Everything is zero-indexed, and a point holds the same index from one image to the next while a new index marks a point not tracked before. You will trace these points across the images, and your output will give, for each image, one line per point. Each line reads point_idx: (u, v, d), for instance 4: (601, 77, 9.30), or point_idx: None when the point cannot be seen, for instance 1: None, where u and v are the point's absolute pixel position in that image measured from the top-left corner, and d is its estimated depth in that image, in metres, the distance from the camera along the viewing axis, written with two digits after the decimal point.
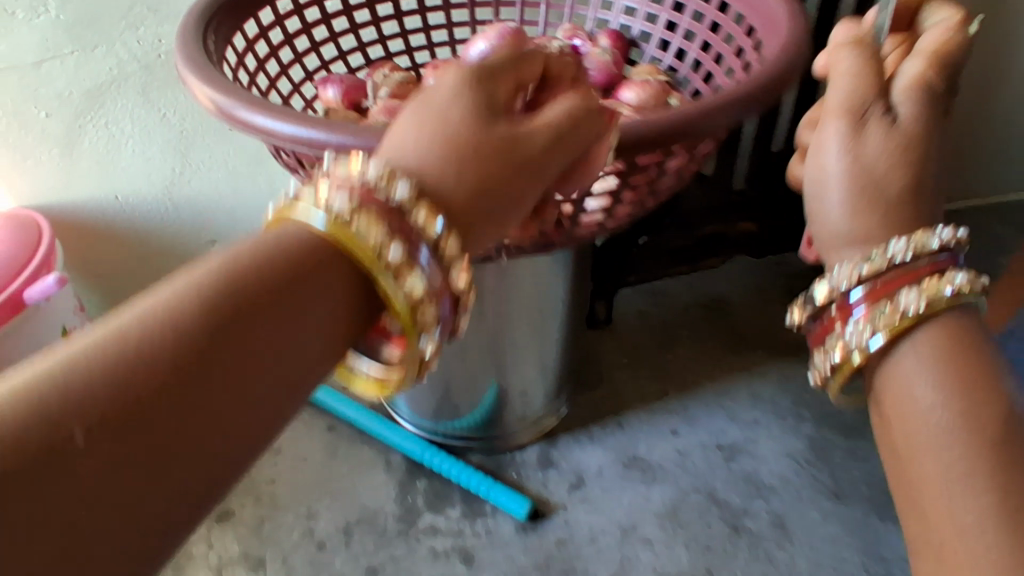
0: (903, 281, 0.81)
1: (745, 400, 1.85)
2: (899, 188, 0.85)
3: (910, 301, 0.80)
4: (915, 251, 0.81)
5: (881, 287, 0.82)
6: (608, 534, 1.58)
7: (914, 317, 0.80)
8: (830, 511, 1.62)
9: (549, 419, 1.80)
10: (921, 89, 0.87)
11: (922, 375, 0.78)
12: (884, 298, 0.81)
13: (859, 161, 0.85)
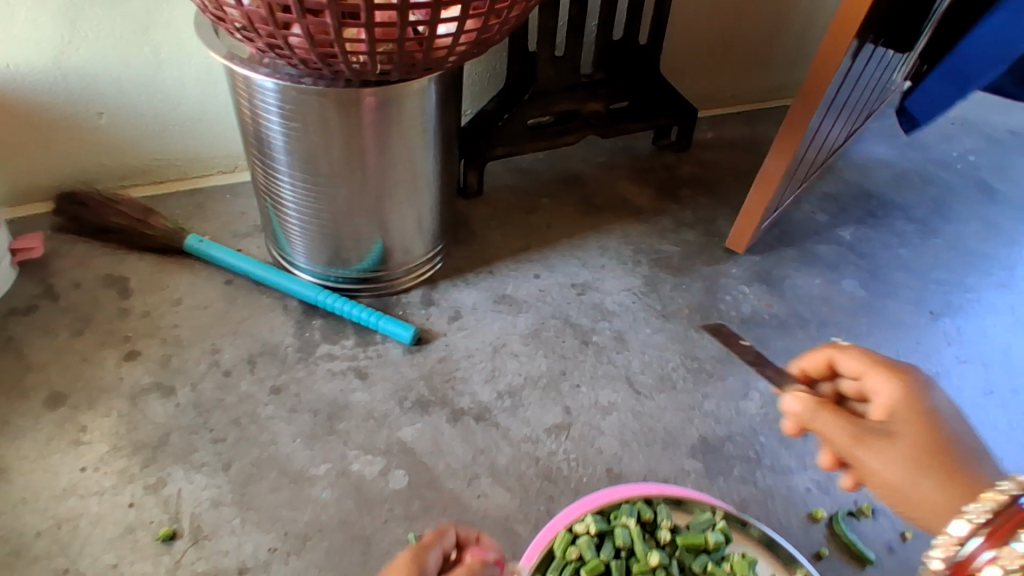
0: (1009, 529, 0.94)
1: (594, 251, 2.21)
2: (915, 432, 1.04)
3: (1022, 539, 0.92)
4: (992, 511, 0.96)
5: (994, 526, 0.95)
6: (481, 351, 1.89)
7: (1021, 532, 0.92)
8: (658, 326, 2.02)
9: (427, 268, 2.09)
10: (887, 388, 1.09)
11: None
12: (1006, 540, 0.93)
13: (890, 449, 1.03)
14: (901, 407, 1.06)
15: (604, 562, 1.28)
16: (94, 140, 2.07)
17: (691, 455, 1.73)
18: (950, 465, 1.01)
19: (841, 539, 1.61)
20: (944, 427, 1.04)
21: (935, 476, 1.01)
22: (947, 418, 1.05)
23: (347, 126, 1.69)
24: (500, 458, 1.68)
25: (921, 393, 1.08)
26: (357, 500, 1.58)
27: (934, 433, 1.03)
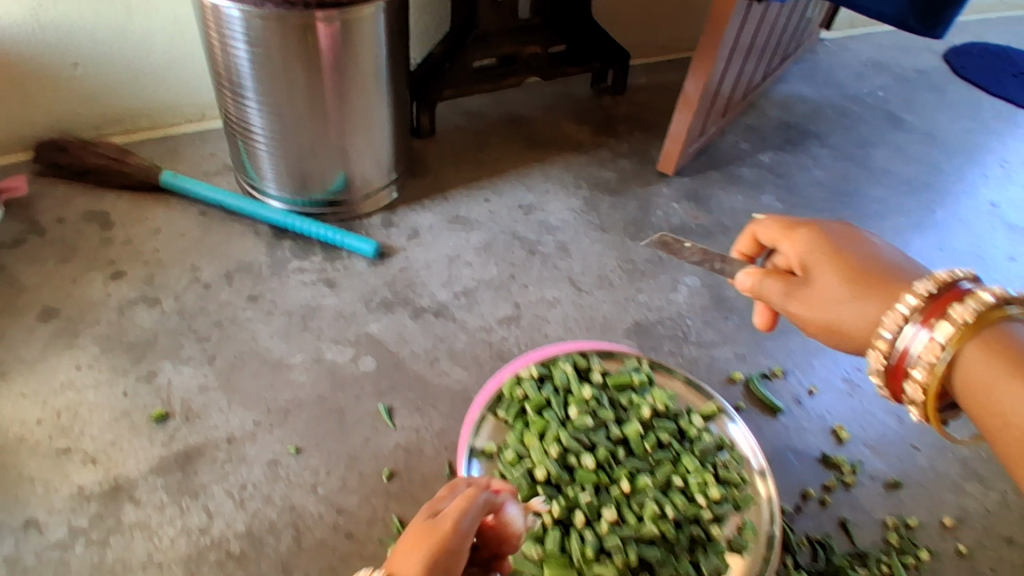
0: (944, 308, 1.07)
1: (539, 179, 2.47)
2: (839, 266, 1.19)
3: (959, 308, 1.06)
4: (926, 299, 1.09)
5: (925, 308, 1.09)
6: (438, 262, 2.13)
7: (957, 306, 1.06)
8: (597, 238, 2.27)
9: (384, 196, 2.31)
10: (800, 241, 1.24)
11: (988, 366, 1.02)
12: (946, 317, 1.07)
13: (823, 288, 1.19)
14: (819, 252, 1.21)
15: (545, 397, 1.49)
16: (76, 90, 2.24)
17: (626, 336, 1.98)
18: (880, 280, 1.16)
19: (755, 394, 1.87)
20: (855, 257, 1.19)
21: (868, 293, 1.16)
22: (858, 250, 1.20)
23: (306, 52, 1.91)
24: (458, 344, 1.90)
25: (832, 237, 1.23)
26: (331, 381, 1.79)
27: (854, 262, 1.19)
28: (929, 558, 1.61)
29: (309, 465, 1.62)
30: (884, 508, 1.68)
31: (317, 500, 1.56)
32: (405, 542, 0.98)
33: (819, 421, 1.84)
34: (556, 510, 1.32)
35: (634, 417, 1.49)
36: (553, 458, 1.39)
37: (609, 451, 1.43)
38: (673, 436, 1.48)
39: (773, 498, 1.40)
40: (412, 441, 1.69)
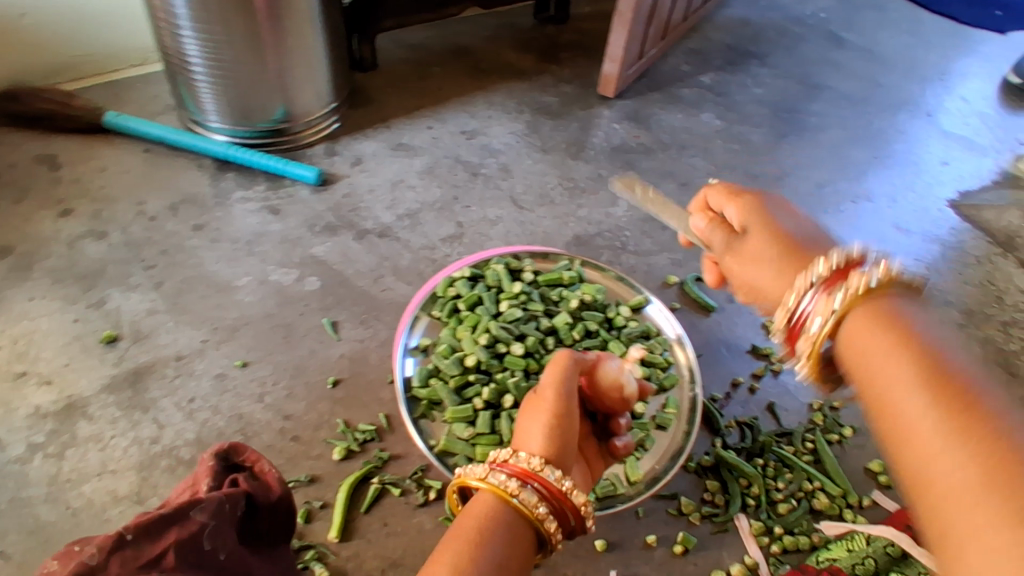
0: (845, 277, 0.98)
1: (482, 106, 2.51)
2: (771, 233, 1.12)
3: (863, 274, 0.97)
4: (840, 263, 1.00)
5: (828, 278, 1.00)
6: (382, 187, 2.17)
7: (863, 271, 0.97)
8: (539, 159, 2.32)
9: (325, 125, 2.33)
10: (735, 210, 1.18)
11: (888, 364, 0.86)
12: (842, 285, 0.97)
13: (752, 257, 1.12)
14: (758, 221, 1.14)
15: (478, 295, 1.55)
16: (21, 40, 2.20)
17: (566, 248, 2.05)
18: (802, 254, 1.08)
19: (689, 295, 1.95)
20: (789, 230, 1.12)
21: (784, 270, 1.08)
22: (801, 227, 1.13)
23: None
24: (402, 261, 1.94)
25: (770, 207, 1.16)
26: (276, 300, 1.84)
27: (784, 234, 1.11)
28: (852, 435, 1.68)
29: (257, 375, 1.69)
30: (809, 392, 1.76)
31: (264, 408, 1.63)
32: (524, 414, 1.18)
33: (749, 317, 1.92)
34: (486, 394, 1.39)
35: (564, 310, 1.56)
36: (483, 347, 1.46)
37: (538, 340, 1.50)
38: (601, 325, 1.56)
39: (691, 370, 1.49)
40: (356, 351, 1.74)
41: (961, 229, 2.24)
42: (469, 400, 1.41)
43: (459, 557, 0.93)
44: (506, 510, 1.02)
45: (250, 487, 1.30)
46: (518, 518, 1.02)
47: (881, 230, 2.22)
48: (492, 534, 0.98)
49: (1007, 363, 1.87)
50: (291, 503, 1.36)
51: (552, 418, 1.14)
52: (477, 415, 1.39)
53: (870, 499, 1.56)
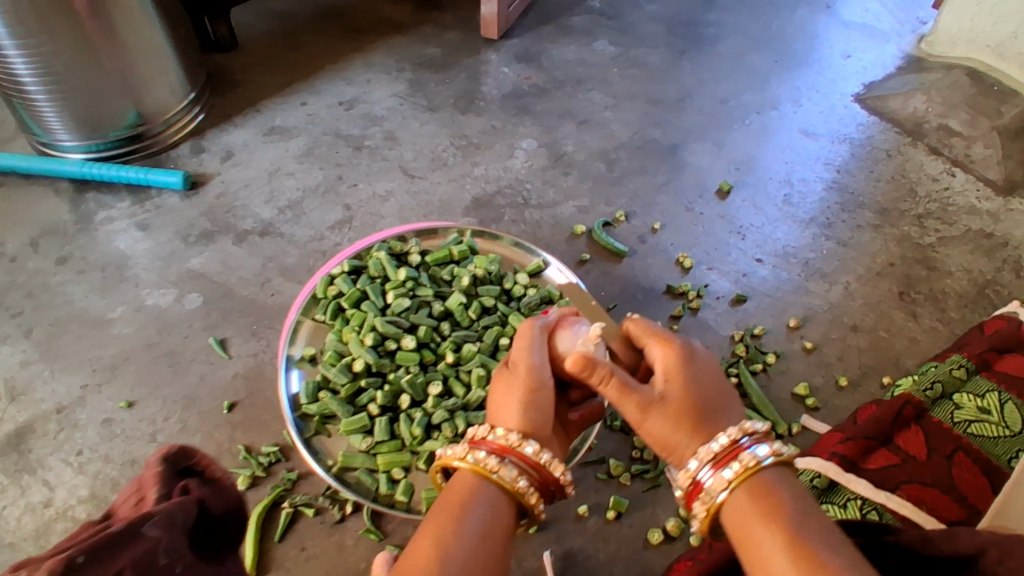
0: (733, 454, 0.88)
1: (359, 69, 2.31)
2: (680, 392, 0.92)
3: (753, 451, 0.88)
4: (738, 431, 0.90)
5: (721, 453, 0.89)
6: (258, 179, 2.00)
7: (749, 448, 0.88)
8: (427, 120, 2.17)
9: (186, 120, 2.11)
10: (660, 354, 0.95)
11: (766, 537, 0.81)
12: (730, 462, 0.87)
13: (663, 415, 0.91)
14: (669, 377, 0.93)
15: (360, 290, 1.42)
16: None
17: (466, 214, 1.92)
18: (706, 410, 0.92)
19: (599, 243, 1.85)
20: (703, 381, 0.93)
21: (684, 431, 0.91)
22: (705, 358, 0.96)
23: None
24: (289, 259, 1.80)
25: (688, 360, 0.94)
26: (156, 325, 1.69)
27: (695, 384, 0.93)
28: (776, 360, 1.63)
29: (145, 414, 1.55)
30: (731, 324, 1.70)
31: (158, 449, 1.51)
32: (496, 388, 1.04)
33: (663, 255, 1.84)
34: (380, 398, 1.28)
35: (456, 289, 1.44)
36: (371, 347, 1.34)
37: (432, 329, 1.38)
38: (499, 299, 1.45)
39: None
40: (251, 367, 1.62)
41: (869, 123, 2.17)
42: (363, 407, 1.30)
43: (441, 532, 0.87)
44: (487, 485, 0.94)
45: (203, 494, 0.97)
46: (500, 494, 0.95)
47: (789, 137, 2.14)
48: (473, 506, 0.91)
49: (924, 259, 1.83)
50: (245, 509, 1.06)
51: (525, 395, 1.01)
52: (374, 423, 1.28)
53: (800, 424, 1.52)
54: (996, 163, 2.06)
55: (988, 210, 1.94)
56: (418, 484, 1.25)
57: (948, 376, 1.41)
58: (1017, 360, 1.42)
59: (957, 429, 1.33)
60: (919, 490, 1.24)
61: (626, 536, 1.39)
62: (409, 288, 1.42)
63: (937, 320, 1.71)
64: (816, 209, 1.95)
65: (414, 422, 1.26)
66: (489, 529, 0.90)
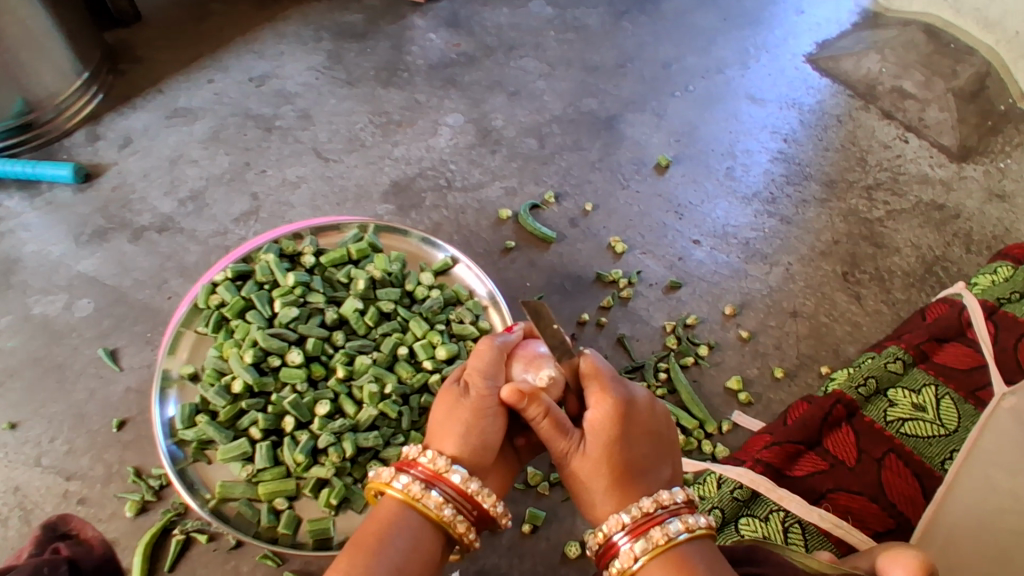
0: (650, 525, 0.81)
1: (272, 41, 2.13)
2: (602, 449, 0.84)
3: (671, 525, 0.81)
4: (658, 500, 0.83)
5: (639, 521, 0.82)
6: (159, 167, 1.83)
7: (670, 520, 0.82)
8: (344, 96, 2.00)
9: (83, 103, 1.92)
10: (593, 404, 0.86)
11: None
12: (644, 535, 0.81)
13: (584, 469, 0.85)
14: (596, 431, 0.85)
15: (244, 299, 1.30)
16: None
17: (383, 200, 1.78)
18: (628, 476, 0.85)
19: (526, 229, 1.72)
20: (630, 443, 0.85)
21: (601, 492, 0.85)
22: (639, 414, 0.87)
23: None
24: (189, 258, 1.67)
25: (623, 416, 0.85)
26: (43, 336, 1.55)
27: (623, 445, 0.85)
28: (709, 352, 1.53)
29: (30, 437, 1.43)
30: (663, 313, 1.59)
31: (43, 474, 1.38)
32: (438, 406, 0.91)
33: (595, 240, 1.72)
34: (262, 422, 1.19)
35: (352, 294, 1.33)
36: (252, 365, 1.23)
37: (322, 340, 1.28)
38: (400, 302, 1.35)
39: None
40: (145, 379, 1.50)
41: (821, 88, 2.04)
42: (244, 431, 1.20)
43: (355, 565, 0.76)
44: (412, 513, 0.83)
45: (72, 552, 1.28)
46: (425, 526, 0.83)
47: (735, 104, 2.00)
48: (394, 535, 0.81)
49: (871, 235, 1.73)
50: None
51: (469, 422, 0.88)
52: (255, 449, 1.19)
53: (730, 422, 1.43)
54: (951, 126, 1.94)
55: (940, 179, 1.83)
56: (304, 513, 1.18)
57: (883, 370, 1.31)
58: (955, 350, 1.34)
59: (889, 430, 1.24)
60: (848, 500, 1.18)
61: (542, 550, 1.31)
62: (298, 296, 1.30)
63: (881, 302, 1.61)
64: (760, 183, 1.83)
65: (297, 448, 1.18)
66: (409, 564, 0.79)
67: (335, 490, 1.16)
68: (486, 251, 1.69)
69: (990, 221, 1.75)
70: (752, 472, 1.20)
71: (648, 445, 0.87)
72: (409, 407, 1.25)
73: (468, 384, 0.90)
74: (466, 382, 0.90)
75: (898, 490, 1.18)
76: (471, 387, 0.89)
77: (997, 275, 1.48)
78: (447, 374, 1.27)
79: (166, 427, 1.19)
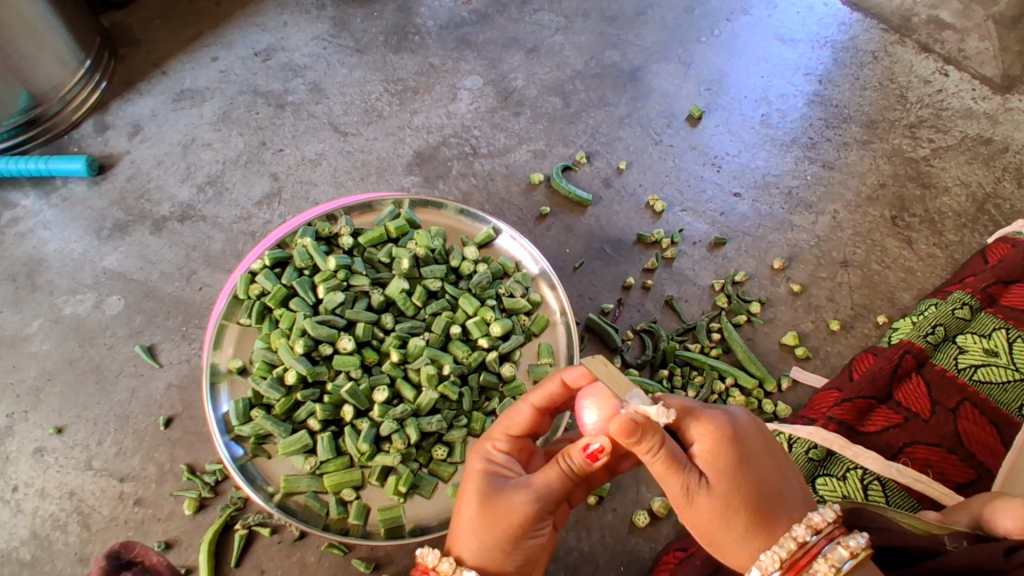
0: (808, 560, 0.80)
1: (272, 12, 2.04)
2: (726, 483, 0.81)
3: (828, 556, 0.80)
4: (813, 525, 0.81)
5: (797, 554, 0.80)
6: (172, 154, 1.76)
7: (824, 551, 0.80)
8: (355, 65, 1.93)
9: (89, 91, 1.84)
10: (702, 435, 0.82)
11: None
12: (806, 571, 0.80)
13: (710, 505, 0.81)
14: (717, 462, 0.81)
15: (286, 286, 1.26)
16: None
17: (408, 171, 1.73)
18: (765, 504, 0.81)
19: (559, 192, 1.68)
20: (756, 466, 0.82)
21: (741, 528, 0.81)
22: (750, 432, 0.84)
23: None
24: (215, 245, 1.62)
25: (734, 443, 0.82)
26: (76, 338, 1.50)
27: (749, 470, 0.81)
28: (761, 309, 1.54)
29: (77, 441, 1.39)
30: (710, 271, 1.59)
31: (95, 477, 1.35)
32: (467, 511, 0.86)
33: (632, 199, 1.69)
34: (321, 413, 1.16)
35: (396, 274, 1.29)
36: (304, 355, 1.20)
37: (372, 324, 1.25)
38: (446, 280, 1.31)
39: (563, 312, 1.27)
40: (185, 374, 1.46)
41: (851, 22, 1.99)
42: (302, 422, 1.18)
43: None
44: None
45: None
46: None
47: (764, 47, 1.95)
48: None
49: (918, 176, 1.74)
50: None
51: (511, 541, 0.85)
52: (317, 441, 1.17)
53: (790, 379, 1.45)
54: (992, 56, 1.95)
55: (985, 112, 1.85)
56: (372, 503, 1.15)
57: (950, 317, 1.36)
58: (1023, 291, 1.37)
59: (962, 378, 1.27)
60: (927, 453, 1.20)
61: (609, 522, 1.32)
62: (342, 280, 1.26)
63: (933, 245, 1.64)
64: (798, 128, 1.82)
65: (360, 437, 1.15)
66: None
67: (403, 478, 1.13)
68: (520, 219, 1.65)
69: None
70: (824, 430, 1.24)
71: (781, 471, 0.85)
72: (469, 387, 1.22)
73: (507, 502, 0.85)
74: (503, 495, 0.86)
75: (975, 440, 1.21)
76: (511, 505, 0.85)
77: None
78: (503, 350, 1.25)
79: (223, 423, 1.15)
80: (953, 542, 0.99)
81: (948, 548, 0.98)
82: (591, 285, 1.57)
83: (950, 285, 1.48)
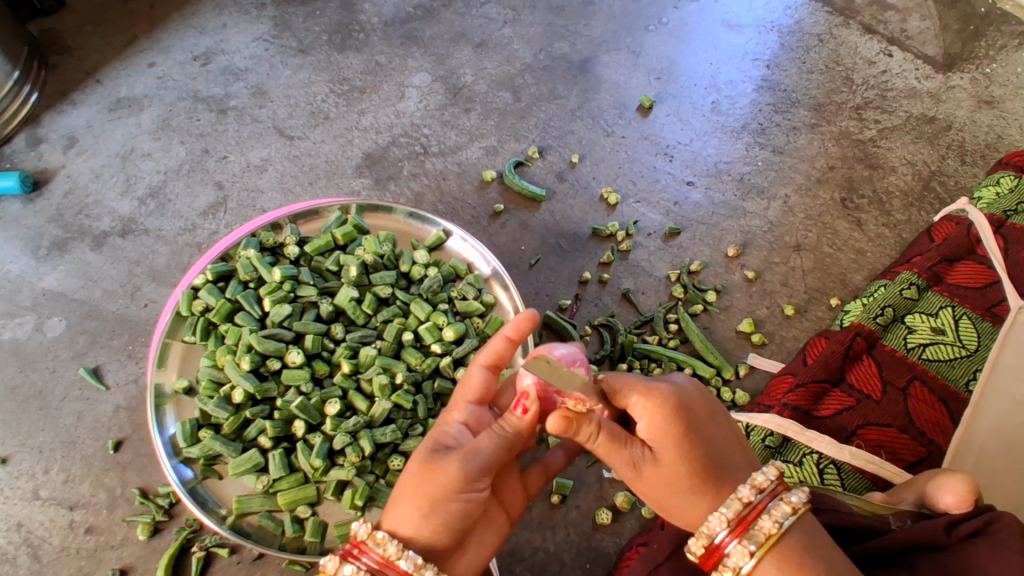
0: (755, 516, 0.91)
1: (211, 14, 2.18)
2: (670, 456, 0.93)
3: (772, 513, 0.91)
4: (757, 486, 0.93)
5: (744, 511, 0.92)
6: (109, 166, 1.88)
7: (770, 508, 0.92)
8: (298, 66, 2.09)
9: (19, 104, 1.94)
10: (646, 413, 0.93)
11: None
12: (752, 526, 0.91)
13: (658, 477, 0.94)
14: (663, 441, 0.93)
15: (231, 300, 1.44)
16: None
17: (358, 173, 1.88)
18: (711, 470, 0.93)
19: (513, 188, 1.85)
20: (698, 435, 0.93)
21: (688, 493, 0.94)
22: (693, 398, 0.95)
23: None
24: (159, 260, 1.75)
25: (677, 413, 0.93)
26: (17, 363, 1.62)
27: (693, 440, 0.93)
28: (717, 297, 1.73)
29: (21, 470, 1.51)
30: (665, 262, 1.78)
31: (43, 507, 1.47)
32: (411, 483, 0.95)
33: (586, 192, 1.88)
34: (272, 430, 1.35)
35: (346, 281, 1.50)
36: (250, 371, 1.37)
37: (321, 335, 1.45)
38: (396, 285, 1.52)
39: (513, 310, 1.49)
40: (132, 395, 1.59)
41: (797, 6, 2.29)
42: (253, 440, 1.36)
43: None
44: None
45: None
46: None
47: (713, 32, 2.21)
48: None
49: (868, 158, 1.99)
50: None
51: (433, 507, 0.93)
52: (267, 460, 1.34)
53: (748, 366, 1.63)
54: (931, 36, 2.24)
55: (928, 91, 2.12)
56: (328, 519, 1.34)
57: (899, 298, 1.55)
58: (968, 268, 1.58)
59: (912, 357, 1.47)
60: (879, 434, 1.38)
61: (574, 518, 1.53)
62: (288, 292, 1.46)
63: (882, 226, 1.86)
64: (747, 114, 2.06)
65: (313, 454, 1.34)
66: None
67: (358, 491, 1.32)
68: (474, 218, 1.81)
69: (982, 128, 2.04)
70: (779, 416, 1.42)
71: (724, 435, 0.97)
72: (423, 394, 1.43)
73: (444, 464, 0.94)
74: (442, 456, 0.96)
75: (925, 418, 1.39)
76: (446, 467, 0.93)
77: (1001, 185, 1.77)
78: (457, 354, 1.46)
79: (170, 447, 1.30)
80: (898, 522, 1.04)
81: (893, 527, 1.03)
82: (547, 281, 1.73)
83: (900, 266, 1.69)
